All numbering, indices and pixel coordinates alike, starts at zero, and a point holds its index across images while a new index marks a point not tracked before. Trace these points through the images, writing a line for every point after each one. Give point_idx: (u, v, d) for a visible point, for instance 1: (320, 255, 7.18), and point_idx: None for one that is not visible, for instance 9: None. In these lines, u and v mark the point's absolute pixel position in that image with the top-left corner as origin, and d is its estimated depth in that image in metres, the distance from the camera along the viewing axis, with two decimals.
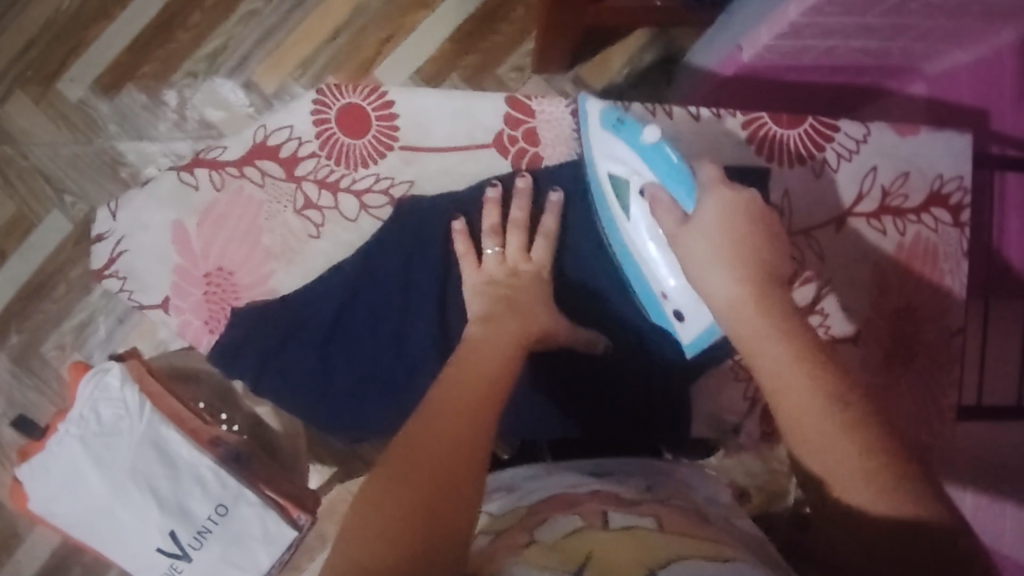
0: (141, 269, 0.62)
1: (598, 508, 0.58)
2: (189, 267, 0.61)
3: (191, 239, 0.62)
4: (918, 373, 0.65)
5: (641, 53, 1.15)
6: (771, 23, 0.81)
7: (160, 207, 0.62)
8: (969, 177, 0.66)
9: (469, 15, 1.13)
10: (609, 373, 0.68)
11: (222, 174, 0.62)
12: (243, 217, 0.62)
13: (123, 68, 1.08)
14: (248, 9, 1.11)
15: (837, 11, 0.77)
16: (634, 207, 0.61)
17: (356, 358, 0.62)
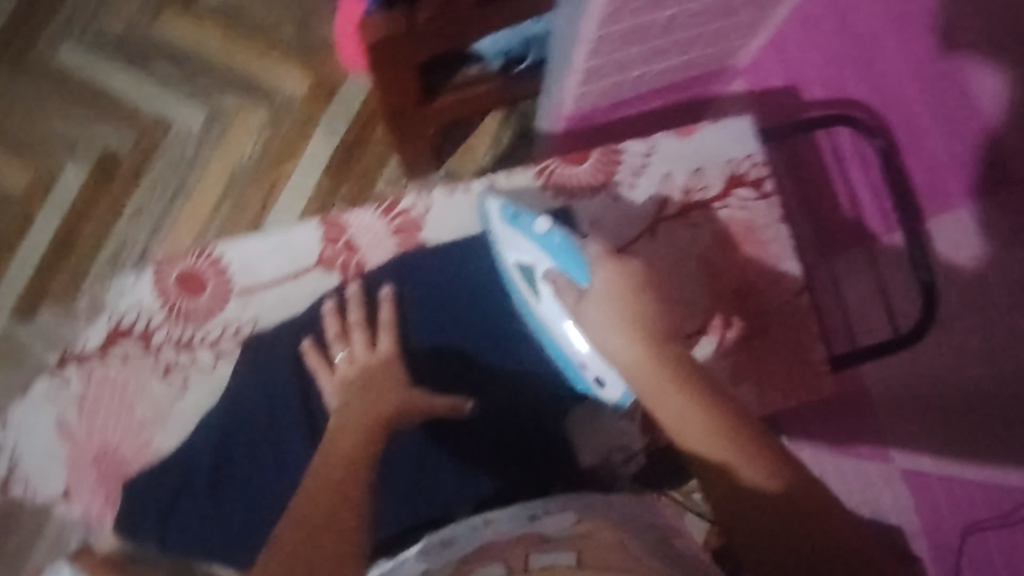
0: (37, 471, 0.64)
1: (522, 553, 0.55)
2: (77, 455, 0.64)
3: (76, 429, 0.64)
4: (777, 341, 0.69)
5: (499, 133, 1.23)
6: (570, 75, 0.89)
7: (40, 410, 0.64)
8: (760, 154, 0.71)
9: (334, 147, 1.21)
10: (490, 437, 0.66)
11: (91, 363, 0.64)
12: (115, 397, 0.64)
13: (35, 291, 1.15)
14: (135, 206, 1.19)
15: (619, 46, 0.85)
16: (542, 291, 0.64)
17: (244, 495, 0.62)
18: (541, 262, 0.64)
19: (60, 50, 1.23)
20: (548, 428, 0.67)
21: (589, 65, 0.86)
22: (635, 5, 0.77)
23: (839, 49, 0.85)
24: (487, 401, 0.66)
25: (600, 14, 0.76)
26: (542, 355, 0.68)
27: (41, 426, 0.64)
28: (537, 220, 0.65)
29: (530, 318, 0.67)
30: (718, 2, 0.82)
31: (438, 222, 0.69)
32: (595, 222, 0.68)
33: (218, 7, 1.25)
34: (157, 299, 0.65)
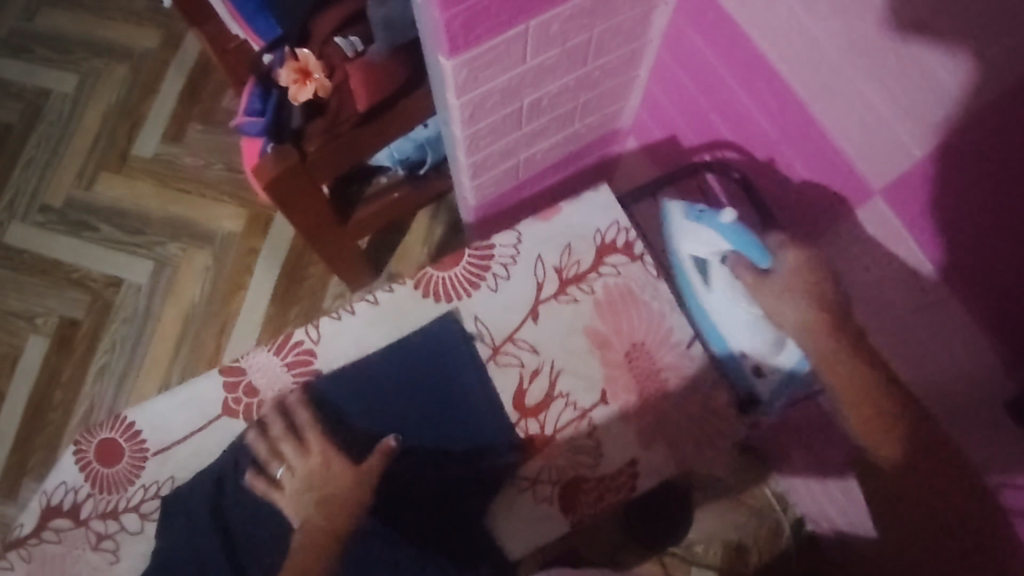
0: None
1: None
2: None
3: None
4: (679, 397, 0.70)
5: (430, 230, 1.27)
6: (461, 170, 0.93)
7: None
8: (625, 219, 0.74)
9: (278, 274, 1.26)
10: (407, 551, 0.66)
11: (28, 547, 0.67)
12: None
13: (14, 469, 1.18)
14: (98, 366, 1.22)
15: (495, 138, 0.89)
16: (718, 279, 0.71)
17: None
18: (721, 250, 0.70)
19: (9, 233, 1.30)
20: (467, 527, 0.66)
21: (471, 160, 0.90)
22: (490, 104, 0.83)
23: (695, 97, 0.88)
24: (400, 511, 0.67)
25: (460, 119, 0.82)
26: (448, 456, 0.68)
27: None
28: (724, 214, 0.69)
29: (699, 304, 0.74)
30: (575, 80, 0.88)
31: (330, 347, 0.71)
32: (479, 318, 0.71)
33: (151, 165, 1.32)
34: (81, 472, 0.68)
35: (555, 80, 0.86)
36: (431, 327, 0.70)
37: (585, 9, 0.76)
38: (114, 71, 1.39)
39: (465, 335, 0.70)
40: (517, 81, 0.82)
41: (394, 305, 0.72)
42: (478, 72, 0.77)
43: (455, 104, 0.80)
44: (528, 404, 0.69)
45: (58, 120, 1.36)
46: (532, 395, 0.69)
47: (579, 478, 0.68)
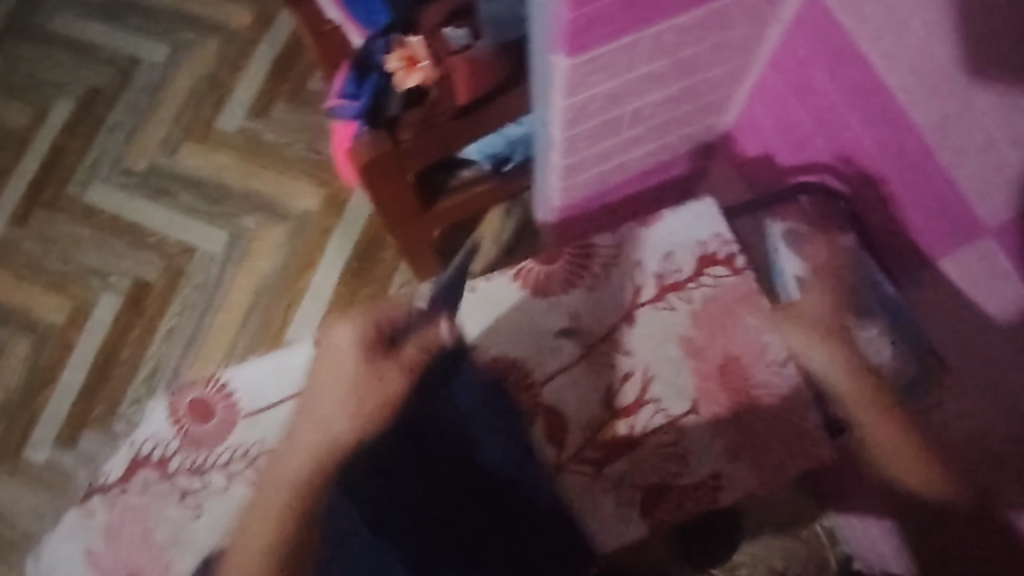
0: None
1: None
2: None
3: (104, 561, 0.66)
4: (768, 413, 0.70)
5: (503, 226, 1.27)
6: (552, 171, 0.94)
7: (68, 543, 0.67)
8: (728, 232, 0.73)
9: (350, 255, 1.27)
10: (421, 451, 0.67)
11: (115, 494, 0.68)
12: (135, 526, 0.67)
13: (76, 420, 1.20)
14: (167, 327, 1.24)
15: (591, 143, 0.89)
16: None
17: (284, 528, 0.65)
18: None
19: (90, 191, 1.33)
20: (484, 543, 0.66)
21: (565, 161, 0.91)
22: (594, 107, 0.82)
23: (800, 116, 0.87)
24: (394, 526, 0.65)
25: (562, 120, 0.82)
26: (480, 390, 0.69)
27: (69, 560, 0.67)
28: None
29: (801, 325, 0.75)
30: (677, 91, 0.87)
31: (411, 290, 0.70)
32: (576, 316, 0.71)
33: (232, 138, 1.34)
34: (171, 427, 0.69)
35: (659, 90, 0.86)
36: (528, 319, 0.71)
37: (700, 21, 0.76)
38: (206, 42, 1.41)
39: (562, 332, 0.71)
40: (622, 87, 0.81)
41: (490, 296, 0.72)
42: (588, 75, 0.76)
43: (560, 104, 0.79)
44: (619, 405, 0.69)
45: (147, 85, 1.39)
46: (624, 397, 0.69)
47: (664, 486, 0.68)
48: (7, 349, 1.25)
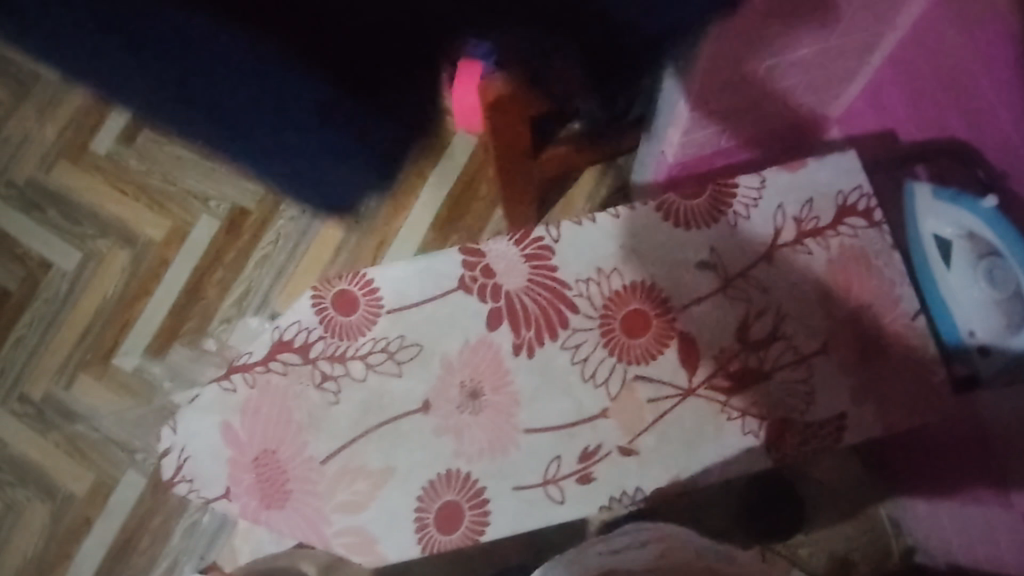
0: (202, 470, 0.70)
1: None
2: (240, 456, 0.69)
3: (239, 434, 0.70)
4: (896, 361, 0.72)
5: (598, 187, 1.28)
6: (677, 121, 0.91)
7: (206, 415, 0.70)
8: (869, 185, 0.75)
9: (443, 201, 1.27)
10: None
11: (251, 372, 0.71)
12: (275, 405, 0.70)
13: (166, 333, 1.24)
14: (262, 253, 1.27)
15: (720, 96, 0.86)
16: (960, 261, 0.71)
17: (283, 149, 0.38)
18: (969, 229, 0.71)
19: None
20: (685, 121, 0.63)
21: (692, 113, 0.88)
22: (738, 57, 0.79)
23: (933, 91, 0.81)
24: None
25: (702, 71, 0.79)
26: None
27: (206, 429, 0.70)
28: (984, 199, 0.69)
29: (931, 282, 0.75)
30: (815, 52, 0.83)
31: None
32: (714, 249, 0.73)
33: None
34: (315, 314, 0.71)
35: (796, 50, 0.82)
36: (666, 245, 0.73)
37: None
38: None
39: (702, 264, 0.72)
40: (768, 39, 0.77)
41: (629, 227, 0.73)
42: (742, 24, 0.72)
43: (706, 52, 0.76)
44: (751, 338, 0.71)
45: None
46: (758, 332, 0.71)
47: (789, 419, 0.70)
48: (107, 260, 1.27)
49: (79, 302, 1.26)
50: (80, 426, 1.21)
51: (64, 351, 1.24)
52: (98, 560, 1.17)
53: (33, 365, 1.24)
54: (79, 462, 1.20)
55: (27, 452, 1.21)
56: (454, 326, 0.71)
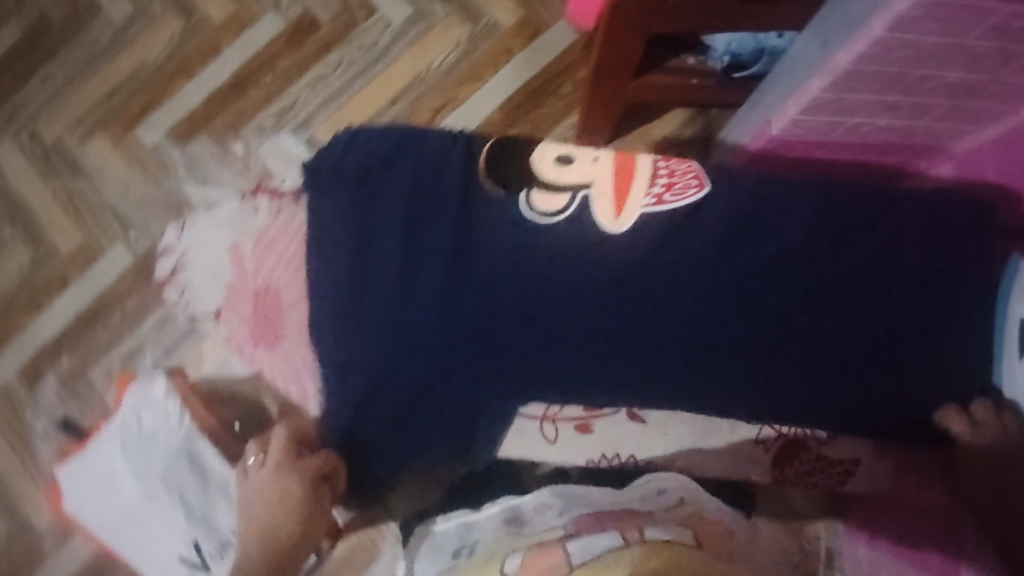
0: (197, 282, 0.70)
1: (559, 542, 0.68)
2: (239, 284, 0.68)
3: (244, 260, 0.68)
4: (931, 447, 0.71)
5: (680, 129, 1.14)
6: (822, 72, 0.81)
7: (220, 229, 0.70)
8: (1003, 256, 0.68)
9: (520, 85, 1.16)
10: (501, 246, 0.66)
11: (280, 202, 0.69)
12: (290, 243, 0.67)
13: (196, 118, 1.17)
14: (316, 73, 1.17)
15: (881, 65, 0.78)
16: None
17: (462, 310, 0.65)
18: None
19: None
20: (886, 288, 0.69)
21: (848, 68, 0.78)
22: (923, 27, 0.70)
23: None
24: (385, 274, 0.66)
25: (881, 26, 0.71)
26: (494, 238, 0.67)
27: (215, 244, 0.69)
28: None
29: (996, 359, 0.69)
30: (994, 53, 0.74)
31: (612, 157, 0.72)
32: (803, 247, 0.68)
33: None
34: None
35: (953, 70, 0.78)
36: (744, 211, 0.69)
37: None
38: None
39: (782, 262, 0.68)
40: (939, 48, 0.74)
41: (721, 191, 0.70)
42: (922, 13, 0.68)
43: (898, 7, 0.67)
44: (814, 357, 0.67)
45: None
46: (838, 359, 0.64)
47: (803, 448, 0.71)
48: (158, 23, 1.19)
49: (116, 57, 1.18)
50: (83, 183, 1.17)
51: (87, 103, 1.18)
52: (64, 321, 1.15)
53: (55, 105, 1.18)
54: (71, 218, 1.16)
55: (23, 189, 1.17)
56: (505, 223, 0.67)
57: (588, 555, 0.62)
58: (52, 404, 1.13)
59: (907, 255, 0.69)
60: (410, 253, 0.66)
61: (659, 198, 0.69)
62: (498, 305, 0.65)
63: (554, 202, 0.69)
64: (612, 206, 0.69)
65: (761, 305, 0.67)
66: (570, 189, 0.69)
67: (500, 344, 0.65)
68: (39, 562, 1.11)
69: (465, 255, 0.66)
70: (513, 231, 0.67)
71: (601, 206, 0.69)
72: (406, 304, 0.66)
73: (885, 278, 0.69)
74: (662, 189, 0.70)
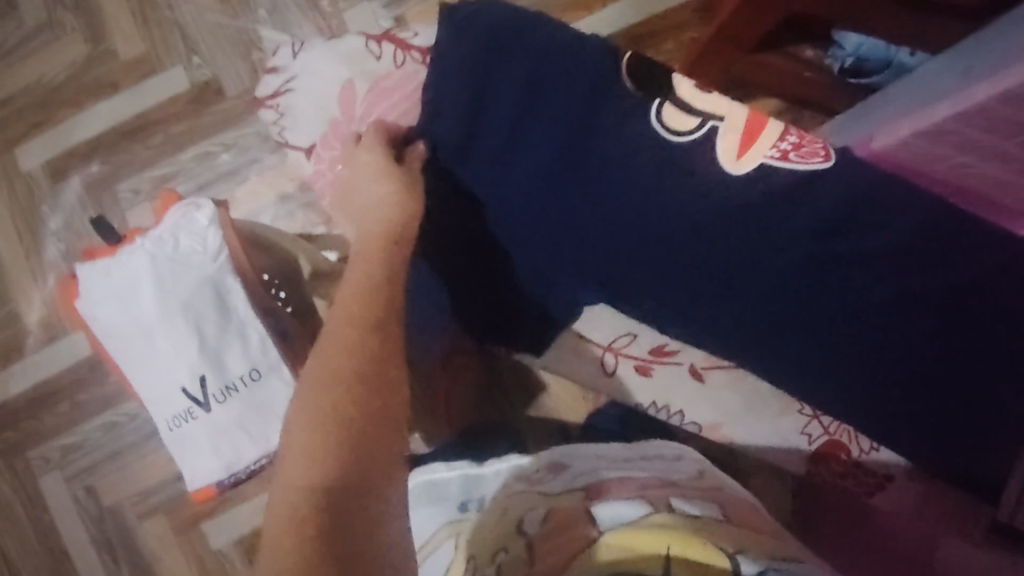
0: (300, 109, 0.74)
1: (587, 507, 0.70)
2: (343, 123, 0.73)
3: (353, 100, 0.73)
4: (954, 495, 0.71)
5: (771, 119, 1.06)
6: (958, 99, 0.73)
7: (337, 66, 0.74)
8: None
9: None
10: (605, 149, 0.68)
11: (405, 54, 0.74)
12: (402, 93, 0.72)
13: None
14: None
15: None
16: None
17: (553, 194, 0.69)
18: None
19: None
20: (962, 319, 0.68)
21: (988, 101, 0.70)
22: None
23: None
24: (490, 148, 0.70)
25: None
26: (601, 143, 0.68)
27: (330, 78, 0.74)
28: None
29: None
30: None
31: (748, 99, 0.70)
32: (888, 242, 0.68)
33: None
34: None
35: None
36: (847, 206, 0.68)
37: None
38: None
39: (872, 247, 0.68)
40: None
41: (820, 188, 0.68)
42: None
43: None
44: (862, 352, 0.69)
45: None
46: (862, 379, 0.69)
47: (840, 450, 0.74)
48: None
49: None
50: None
51: None
52: (104, 128, 1.10)
53: None
54: (137, 26, 1.11)
55: None
56: (620, 132, 0.68)
57: (618, 522, 0.64)
58: (70, 207, 1.10)
59: (1004, 297, 0.67)
60: (517, 136, 0.69)
61: (784, 153, 0.68)
62: (586, 204, 0.69)
63: (681, 121, 0.68)
64: (735, 145, 0.68)
65: (834, 283, 0.69)
66: (700, 115, 0.68)
67: (573, 237, 0.70)
68: (20, 354, 1.10)
69: (569, 150, 0.69)
70: (630, 141, 0.68)
71: (723, 142, 0.68)
72: (508, 172, 0.70)
73: (971, 311, 0.68)
74: (790, 146, 0.68)
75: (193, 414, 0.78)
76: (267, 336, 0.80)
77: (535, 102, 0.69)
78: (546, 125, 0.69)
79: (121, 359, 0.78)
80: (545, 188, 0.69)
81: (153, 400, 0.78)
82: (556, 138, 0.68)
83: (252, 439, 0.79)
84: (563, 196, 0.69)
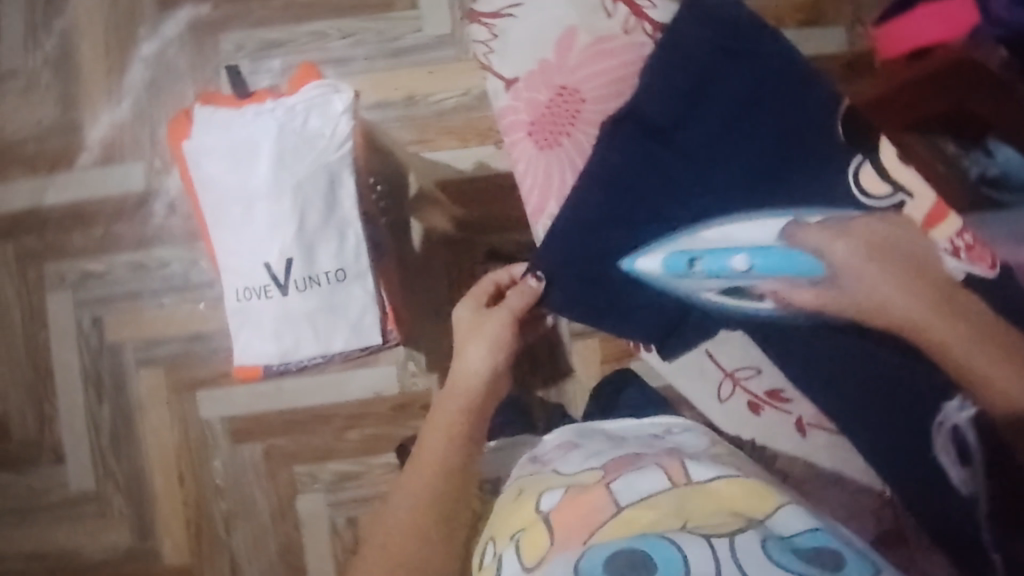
0: (513, 35, 0.71)
1: (599, 482, 0.62)
2: (553, 69, 0.70)
3: (571, 48, 0.70)
4: None
5: None
6: None
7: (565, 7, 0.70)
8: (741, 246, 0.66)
9: None
10: (796, 176, 0.66)
11: (637, 22, 0.70)
12: (623, 63, 0.70)
13: None
14: None
15: None
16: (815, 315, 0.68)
17: (731, 190, 0.67)
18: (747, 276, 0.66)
19: None
20: None
21: None
22: None
23: None
24: (692, 138, 0.67)
25: None
26: (797, 167, 0.66)
27: (553, 16, 0.71)
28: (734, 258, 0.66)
29: None
30: None
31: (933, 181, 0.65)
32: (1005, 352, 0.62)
33: None
34: None
35: None
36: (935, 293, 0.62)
37: None
38: None
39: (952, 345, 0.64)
40: None
41: (843, 250, 0.64)
42: None
43: None
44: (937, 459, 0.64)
45: None
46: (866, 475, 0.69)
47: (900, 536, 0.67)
48: None
49: None
50: None
51: None
52: None
53: None
54: None
55: None
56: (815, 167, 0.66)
57: (637, 496, 0.58)
58: (169, 40, 1.03)
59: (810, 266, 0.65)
60: (728, 130, 0.67)
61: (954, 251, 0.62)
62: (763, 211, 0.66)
63: (876, 186, 0.64)
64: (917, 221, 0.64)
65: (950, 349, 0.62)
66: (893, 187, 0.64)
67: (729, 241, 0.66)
68: (70, 165, 1.05)
69: (767, 156, 0.66)
70: (818, 190, 0.65)
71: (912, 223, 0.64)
72: (699, 160, 0.67)
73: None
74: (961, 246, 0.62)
75: (266, 291, 0.76)
76: (363, 242, 0.77)
77: (754, 107, 0.67)
78: (755, 128, 0.66)
79: (215, 215, 0.76)
80: (735, 185, 0.66)
81: (232, 265, 0.76)
82: (763, 142, 0.66)
83: (315, 338, 0.77)
84: (743, 201, 0.66)
